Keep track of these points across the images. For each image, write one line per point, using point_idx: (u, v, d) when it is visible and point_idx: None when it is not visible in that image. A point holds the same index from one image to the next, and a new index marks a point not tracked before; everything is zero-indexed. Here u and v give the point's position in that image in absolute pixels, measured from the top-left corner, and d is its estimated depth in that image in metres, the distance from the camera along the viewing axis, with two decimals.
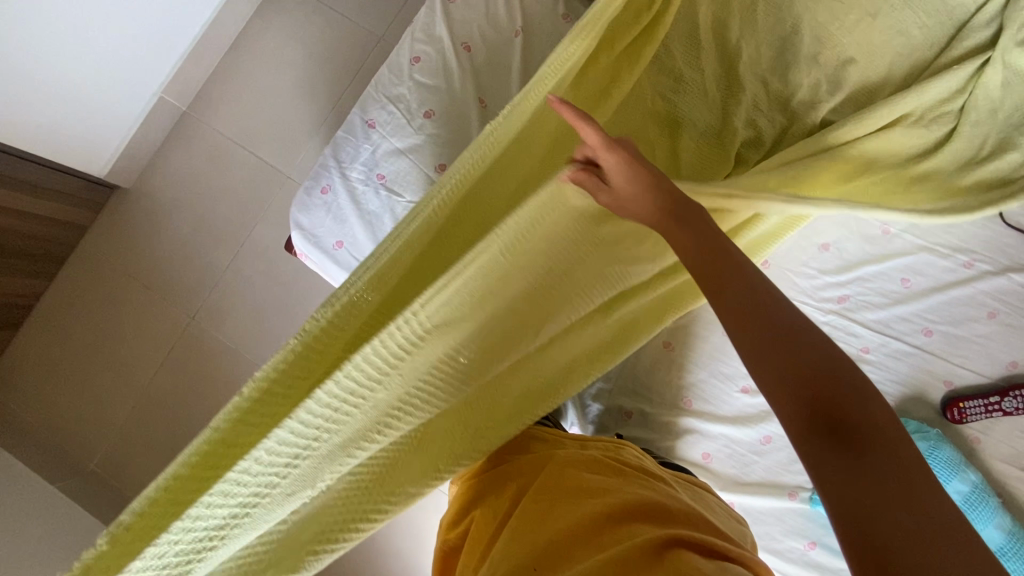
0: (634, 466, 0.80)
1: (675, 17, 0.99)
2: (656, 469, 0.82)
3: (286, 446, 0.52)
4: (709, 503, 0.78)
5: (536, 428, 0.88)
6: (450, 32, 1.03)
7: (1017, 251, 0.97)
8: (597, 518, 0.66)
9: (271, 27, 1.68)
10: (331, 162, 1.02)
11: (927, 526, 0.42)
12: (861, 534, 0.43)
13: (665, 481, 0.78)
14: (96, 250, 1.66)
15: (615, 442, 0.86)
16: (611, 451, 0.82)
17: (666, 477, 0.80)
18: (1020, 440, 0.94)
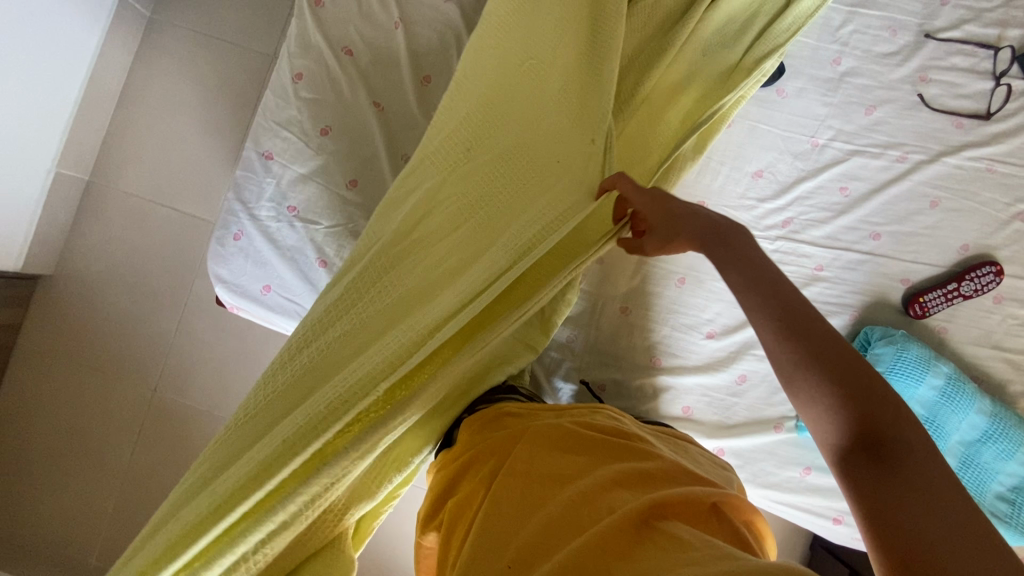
0: (609, 426, 0.66)
1: None
2: (638, 429, 0.68)
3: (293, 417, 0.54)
4: (693, 454, 0.68)
5: (511, 402, 0.73)
6: (327, 39, 0.96)
7: (946, 134, 0.95)
8: (583, 500, 0.52)
9: (156, 72, 1.58)
10: (236, 205, 0.95)
11: (959, 542, 0.37)
12: (899, 542, 0.38)
13: (647, 440, 0.65)
14: (35, 346, 1.56)
15: (586, 407, 0.72)
16: (584, 415, 0.68)
17: (647, 434, 0.68)
18: (985, 320, 0.95)
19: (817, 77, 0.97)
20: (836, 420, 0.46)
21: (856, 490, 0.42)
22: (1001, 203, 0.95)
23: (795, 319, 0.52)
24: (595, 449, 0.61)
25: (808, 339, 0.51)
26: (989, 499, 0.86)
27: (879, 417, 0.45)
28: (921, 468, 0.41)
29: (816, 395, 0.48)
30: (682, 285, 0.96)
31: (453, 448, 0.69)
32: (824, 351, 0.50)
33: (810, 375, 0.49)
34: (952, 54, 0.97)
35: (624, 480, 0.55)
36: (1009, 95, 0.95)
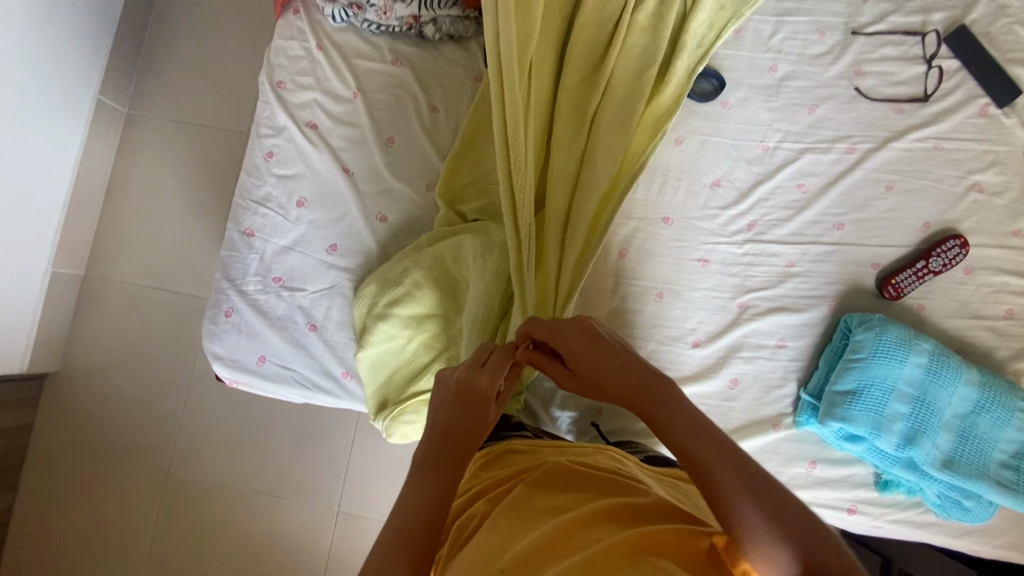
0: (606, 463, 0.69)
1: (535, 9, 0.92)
2: (639, 472, 0.70)
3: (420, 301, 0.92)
4: (691, 494, 0.70)
5: (513, 440, 0.75)
6: (292, 117, 1.01)
7: (889, 120, 0.99)
8: (574, 530, 0.54)
9: (138, 163, 1.65)
10: (224, 283, 0.99)
11: None
12: None
13: (643, 482, 0.67)
14: (47, 443, 1.58)
15: (588, 447, 0.74)
16: (586, 454, 0.70)
17: (647, 476, 0.70)
18: (960, 291, 0.97)
19: (758, 85, 1.01)
20: (796, 561, 0.51)
21: None
22: (954, 177, 0.98)
23: (749, 472, 0.57)
24: (592, 482, 0.64)
25: (755, 497, 0.55)
26: (993, 468, 0.86)
27: (831, 560, 0.51)
28: None
29: (779, 545, 0.52)
30: (660, 300, 0.99)
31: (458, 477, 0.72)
32: (782, 505, 0.54)
33: (771, 530, 0.53)
34: (881, 45, 1.01)
35: (616, 514, 0.57)
36: (942, 77, 1.00)
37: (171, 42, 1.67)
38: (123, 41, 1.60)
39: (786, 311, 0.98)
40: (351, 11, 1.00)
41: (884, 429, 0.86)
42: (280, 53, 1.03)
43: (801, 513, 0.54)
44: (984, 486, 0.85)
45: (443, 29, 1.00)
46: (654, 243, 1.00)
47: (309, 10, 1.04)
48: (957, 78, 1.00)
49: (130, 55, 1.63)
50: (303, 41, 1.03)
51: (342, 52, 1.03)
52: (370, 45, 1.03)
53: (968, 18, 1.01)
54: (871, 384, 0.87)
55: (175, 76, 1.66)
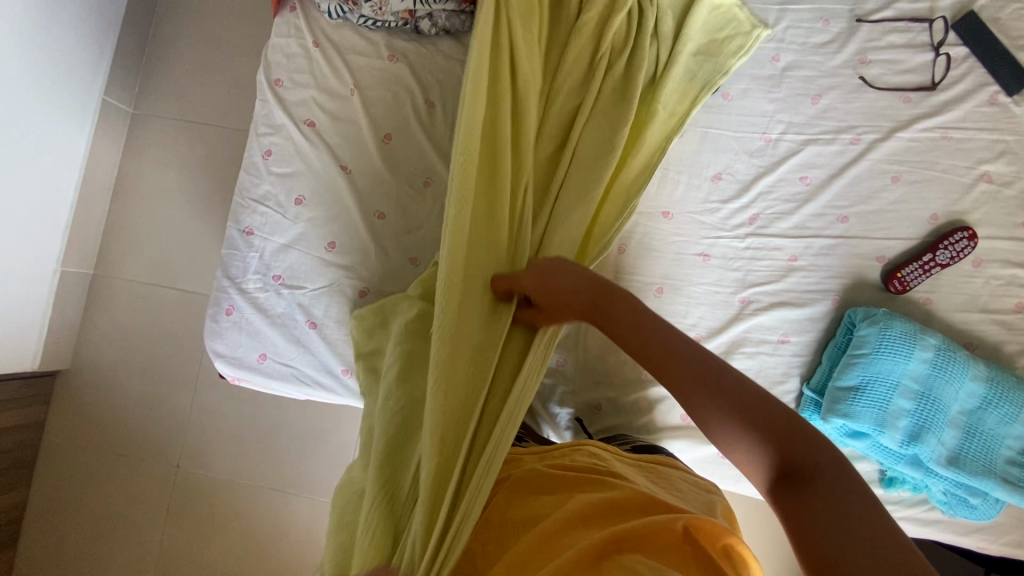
0: (589, 456, 0.73)
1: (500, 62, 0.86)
2: (619, 465, 0.74)
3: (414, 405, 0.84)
4: (672, 481, 0.74)
5: None
6: (290, 115, 1.01)
7: (895, 110, 0.97)
8: (548, 538, 0.60)
9: (143, 163, 1.66)
10: (225, 282, 1.00)
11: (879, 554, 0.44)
12: None
13: (621, 475, 0.71)
14: (60, 439, 1.61)
15: (578, 441, 0.78)
16: (565, 456, 0.74)
17: (627, 468, 0.74)
18: (968, 285, 0.94)
19: (759, 76, 0.99)
20: (760, 447, 0.53)
21: (790, 516, 0.49)
22: (962, 167, 0.96)
23: (704, 372, 0.59)
24: (574, 483, 0.68)
25: (730, 402, 0.56)
26: (1001, 465, 0.84)
27: (793, 442, 0.52)
28: (832, 489, 0.49)
29: (739, 437, 0.55)
30: (660, 295, 0.98)
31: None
32: (739, 396, 0.56)
33: (728, 416, 0.56)
34: (887, 33, 0.99)
35: (589, 516, 0.62)
36: (950, 64, 0.97)
37: (174, 41, 1.67)
38: (126, 41, 1.61)
39: (789, 306, 0.96)
40: (347, 7, 0.99)
41: (887, 426, 0.85)
42: (277, 51, 1.03)
43: (772, 406, 0.55)
44: (990, 483, 0.83)
45: (439, 24, 0.99)
46: (654, 238, 0.98)
47: (305, 7, 1.04)
48: (965, 65, 0.97)
49: (134, 55, 1.65)
50: (299, 39, 1.03)
51: (338, 49, 1.02)
52: (366, 42, 1.02)
53: (977, 3, 0.98)
54: (874, 379, 0.86)
55: (178, 75, 1.67)
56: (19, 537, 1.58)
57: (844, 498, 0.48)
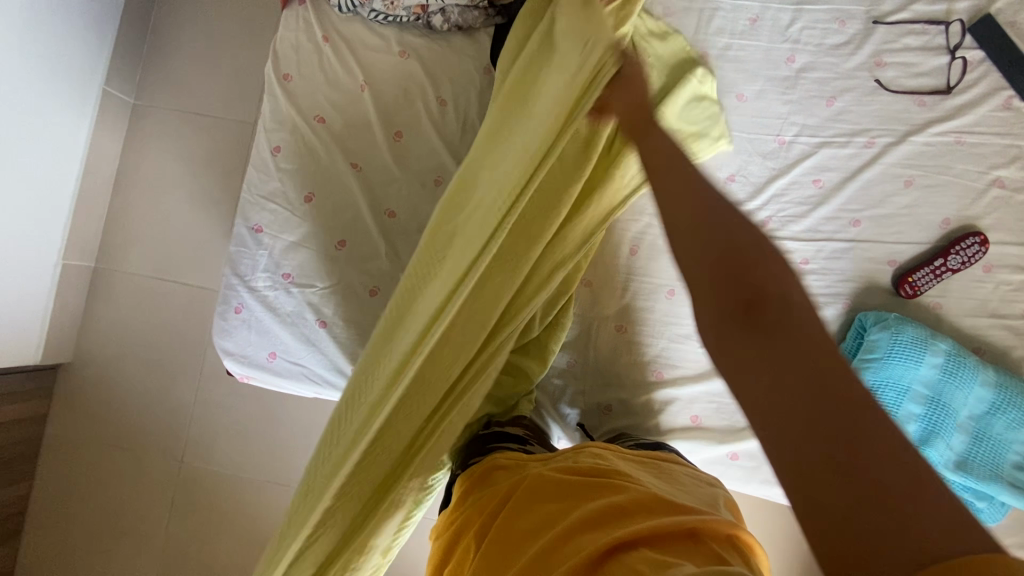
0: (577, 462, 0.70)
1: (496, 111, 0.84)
2: (620, 463, 0.70)
3: None
4: (676, 476, 0.70)
5: (498, 455, 0.75)
6: (299, 111, 1.00)
7: (909, 114, 0.97)
8: (558, 542, 0.54)
9: (145, 155, 1.64)
10: (233, 280, 0.99)
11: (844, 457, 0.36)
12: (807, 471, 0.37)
13: (625, 473, 0.67)
14: (63, 432, 1.60)
15: (567, 449, 0.74)
16: (567, 461, 0.70)
17: (631, 466, 0.70)
18: (978, 290, 0.95)
19: (774, 77, 0.98)
20: (743, 306, 0.44)
21: (753, 375, 0.41)
22: (975, 172, 0.96)
23: (727, 232, 0.48)
24: (568, 488, 0.64)
25: (731, 263, 0.47)
26: (1007, 469, 0.85)
27: (787, 308, 0.42)
28: (817, 359, 0.40)
29: (726, 298, 0.45)
30: (671, 298, 0.98)
31: (448, 507, 0.74)
32: (746, 259, 0.46)
33: (721, 277, 0.46)
34: (903, 35, 0.98)
35: (600, 517, 0.57)
36: (966, 67, 0.96)
37: (175, 32, 1.65)
38: (127, 30, 1.58)
39: None
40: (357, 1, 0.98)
41: None
42: (286, 45, 1.02)
43: (772, 269, 0.45)
44: (997, 487, 0.84)
45: (451, 20, 0.98)
46: (666, 239, 0.98)
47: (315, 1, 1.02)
48: (980, 69, 0.97)
49: (135, 45, 1.62)
50: (309, 33, 1.01)
51: (349, 44, 1.01)
52: (377, 37, 1.01)
53: (993, 6, 0.97)
54: (883, 384, 0.86)
55: (180, 66, 1.64)
56: (23, 529, 1.57)
57: (819, 362, 0.40)
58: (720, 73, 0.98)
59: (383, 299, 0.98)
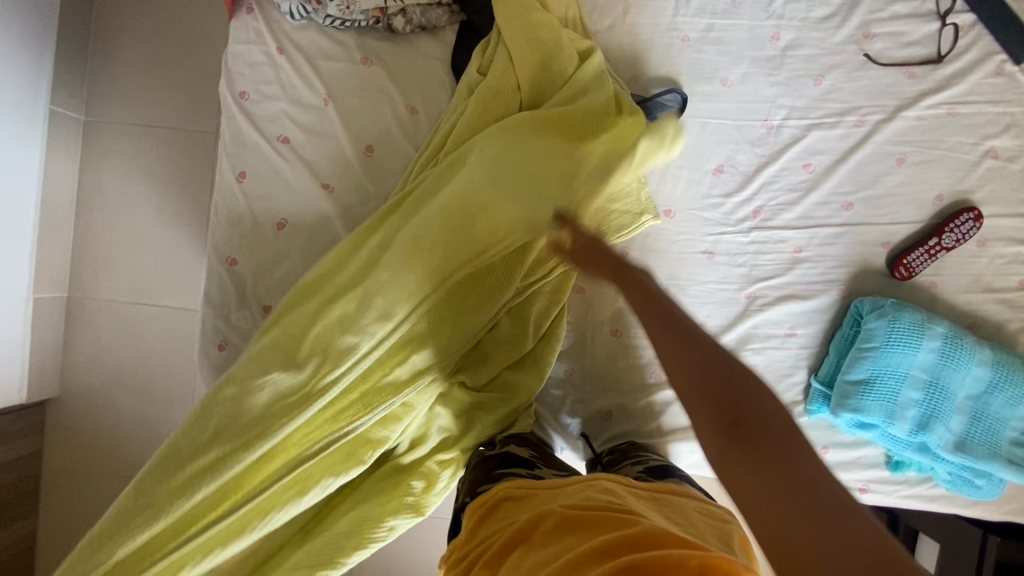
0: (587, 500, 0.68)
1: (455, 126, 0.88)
2: (633, 502, 0.68)
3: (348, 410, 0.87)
4: (688, 513, 0.68)
5: (507, 484, 0.74)
6: (261, 132, 0.94)
7: (900, 87, 0.93)
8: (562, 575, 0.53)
9: (103, 176, 1.55)
10: (213, 317, 0.95)
11: None
12: None
13: (639, 512, 0.65)
14: (59, 466, 1.58)
15: (576, 485, 0.73)
16: (579, 495, 0.69)
17: (641, 504, 0.68)
18: (972, 265, 0.94)
19: (759, 58, 0.93)
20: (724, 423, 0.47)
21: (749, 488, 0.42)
22: (968, 144, 0.93)
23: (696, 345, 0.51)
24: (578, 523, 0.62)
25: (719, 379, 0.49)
26: (1005, 447, 0.86)
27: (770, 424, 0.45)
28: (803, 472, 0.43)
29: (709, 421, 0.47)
30: (665, 297, 0.96)
31: (459, 535, 0.71)
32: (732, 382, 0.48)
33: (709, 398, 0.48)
34: (892, 3, 0.93)
35: (609, 550, 0.55)
36: (957, 34, 0.92)
37: (119, 38, 1.53)
38: (66, 41, 1.47)
39: (794, 299, 0.95)
40: (310, 7, 0.90)
41: (897, 418, 0.85)
42: (238, 60, 0.94)
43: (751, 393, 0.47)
44: (995, 465, 0.85)
45: (414, 21, 0.91)
46: (655, 238, 0.95)
47: (264, 8, 0.94)
48: (972, 34, 0.92)
49: (77, 56, 1.51)
50: (262, 45, 0.94)
51: (306, 55, 0.94)
52: (335, 43, 0.93)
53: None
54: (883, 372, 0.86)
55: (129, 76, 1.54)
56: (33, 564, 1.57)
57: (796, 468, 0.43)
58: (703, 58, 0.93)
59: None
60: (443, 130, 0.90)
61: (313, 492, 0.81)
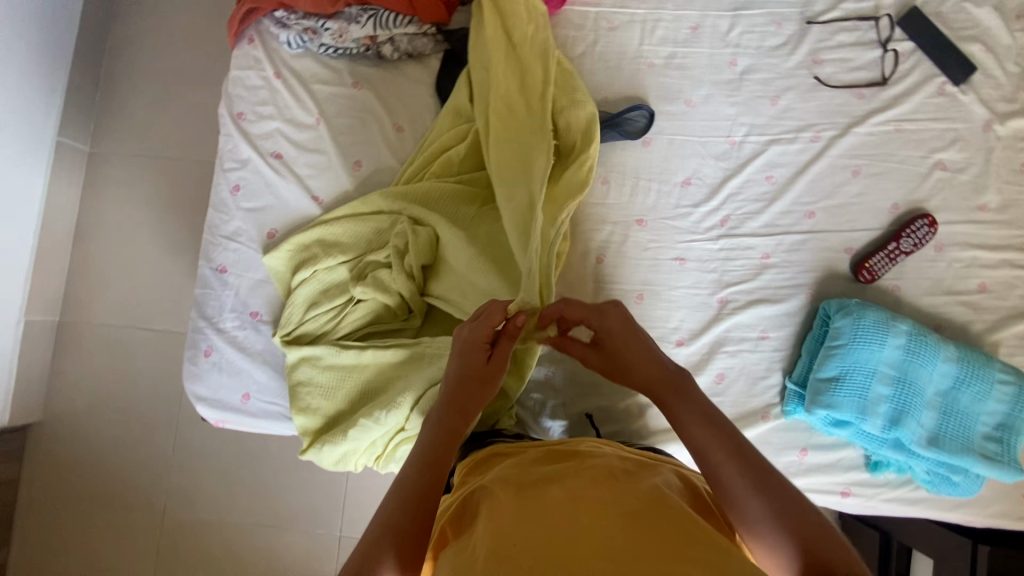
0: (679, 485, 0.63)
1: (439, 134, 0.98)
2: (633, 456, 0.70)
3: (336, 385, 0.90)
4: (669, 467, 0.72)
5: (501, 443, 0.78)
6: (257, 148, 1.00)
7: (849, 106, 1.01)
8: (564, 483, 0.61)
9: (104, 199, 1.54)
10: (200, 323, 0.97)
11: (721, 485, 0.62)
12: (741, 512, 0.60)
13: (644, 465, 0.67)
14: (32, 499, 1.45)
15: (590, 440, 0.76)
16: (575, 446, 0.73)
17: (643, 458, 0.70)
18: (932, 269, 0.98)
19: (719, 81, 1.01)
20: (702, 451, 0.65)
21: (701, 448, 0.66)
22: (917, 157, 0.99)
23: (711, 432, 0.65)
24: (640, 475, 0.64)
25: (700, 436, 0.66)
26: (978, 441, 0.89)
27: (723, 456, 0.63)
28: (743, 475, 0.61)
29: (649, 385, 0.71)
30: (641, 302, 0.98)
31: (471, 466, 0.74)
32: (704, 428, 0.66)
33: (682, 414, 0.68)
34: (836, 33, 1.02)
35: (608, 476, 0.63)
36: (898, 59, 1.01)
37: (125, 69, 1.56)
38: (77, 75, 1.49)
39: (765, 303, 0.98)
40: (307, 36, 0.99)
41: (868, 412, 0.88)
42: (238, 84, 1.01)
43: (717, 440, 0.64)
44: (970, 460, 0.87)
45: (401, 49, 1.00)
46: (630, 246, 0.99)
47: (263, 38, 1.02)
48: (912, 59, 1.01)
49: (87, 90, 1.52)
50: (260, 70, 1.01)
51: (302, 80, 1.01)
52: (329, 70, 1.02)
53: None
54: (852, 369, 0.89)
55: (137, 105, 1.56)
56: None
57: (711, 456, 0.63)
58: (666, 81, 1.01)
59: (369, 319, 0.93)
60: (431, 134, 0.98)
61: (305, 425, 0.90)
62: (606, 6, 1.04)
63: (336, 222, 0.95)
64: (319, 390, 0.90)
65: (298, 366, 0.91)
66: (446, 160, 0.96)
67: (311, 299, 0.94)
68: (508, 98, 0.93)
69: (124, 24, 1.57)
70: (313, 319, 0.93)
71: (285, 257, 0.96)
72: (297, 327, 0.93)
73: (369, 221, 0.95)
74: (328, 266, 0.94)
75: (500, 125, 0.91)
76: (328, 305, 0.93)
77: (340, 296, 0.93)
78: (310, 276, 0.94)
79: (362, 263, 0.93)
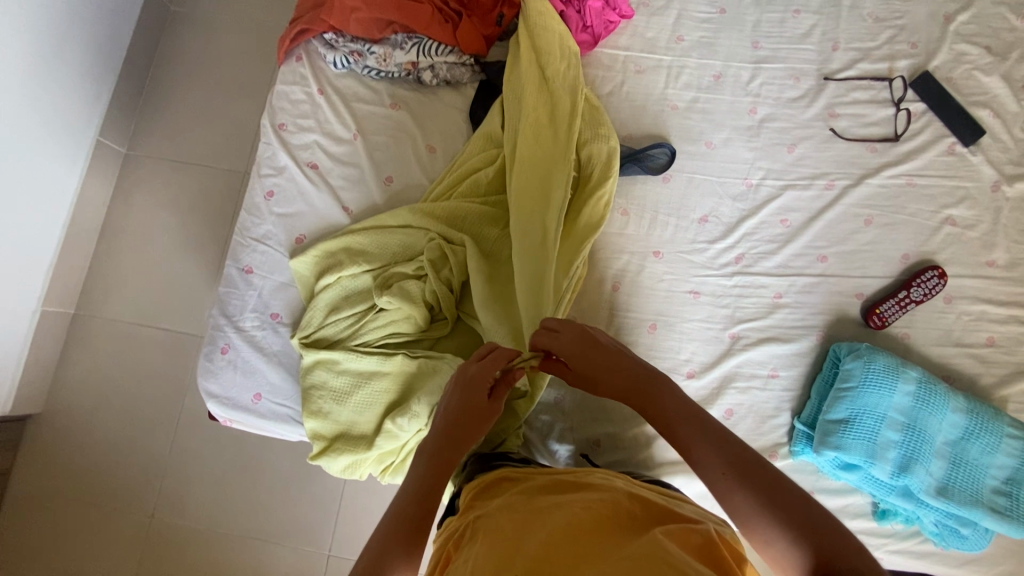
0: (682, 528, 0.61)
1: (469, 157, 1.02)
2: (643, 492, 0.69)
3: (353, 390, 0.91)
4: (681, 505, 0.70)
5: (510, 467, 0.77)
6: (294, 157, 1.04)
7: (863, 159, 1.05)
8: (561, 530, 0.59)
9: (133, 199, 1.58)
10: (221, 320, 0.99)
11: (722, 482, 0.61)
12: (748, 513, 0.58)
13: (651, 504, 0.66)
14: (19, 495, 1.42)
15: (599, 470, 0.75)
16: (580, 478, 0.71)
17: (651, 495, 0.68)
18: (942, 321, 0.99)
19: (739, 127, 1.06)
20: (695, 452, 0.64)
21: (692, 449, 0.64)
22: (928, 212, 1.03)
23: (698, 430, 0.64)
24: (648, 520, 0.62)
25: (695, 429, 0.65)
26: (987, 494, 0.88)
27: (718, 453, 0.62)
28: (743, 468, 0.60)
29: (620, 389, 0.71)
30: (654, 331, 1.00)
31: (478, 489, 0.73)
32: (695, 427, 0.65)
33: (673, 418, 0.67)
34: (852, 90, 1.08)
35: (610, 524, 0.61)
36: (910, 118, 1.06)
37: (170, 79, 1.64)
38: (124, 81, 1.56)
39: (776, 341, 1.00)
40: (352, 58, 1.06)
41: (876, 457, 0.88)
42: (283, 97, 1.07)
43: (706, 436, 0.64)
44: (979, 513, 0.87)
45: (440, 75, 1.06)
46: (646, 276, 1.02)
47: (311, 57, 1.09)
48: (924, 119, 1.06)
49: (131, 95, 1.60)
50: (304, 86, 1.07)
51: (343, 98, 1.07)
52: (370, 90, 1.07)
53: (930, 65, 1.09)
54: (862, 412, 0.90)
55: (176, 113, 1.63)
56: None
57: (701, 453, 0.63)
58: (689, 123, 1.07)
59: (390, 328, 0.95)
60: (462, 157, 1.03)
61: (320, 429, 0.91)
62: (635, 51, 1.11)
63: (364, 232, 0.98)
64: (336, 394, 0.91)
65: (315, 368, 0.92)
66: (475, 182, 0.99)
67: (335, 305, 0.96)
68: (537, 127, 0.97)
69: (174, 38, 1.66)
70: (334, 325, 0.95)
71: (311, 261, 0.98)
72: (317, 331, 0.95)
73: (397, 235, 0.97)
74: (355, 275, 0.97)
75: (529, 151, 0.96)
76: (350, 313, 0.95)
77: (362, 305, 0.95)
78: (337, 284, 0.96)
79: (387, 274, 0.96)
